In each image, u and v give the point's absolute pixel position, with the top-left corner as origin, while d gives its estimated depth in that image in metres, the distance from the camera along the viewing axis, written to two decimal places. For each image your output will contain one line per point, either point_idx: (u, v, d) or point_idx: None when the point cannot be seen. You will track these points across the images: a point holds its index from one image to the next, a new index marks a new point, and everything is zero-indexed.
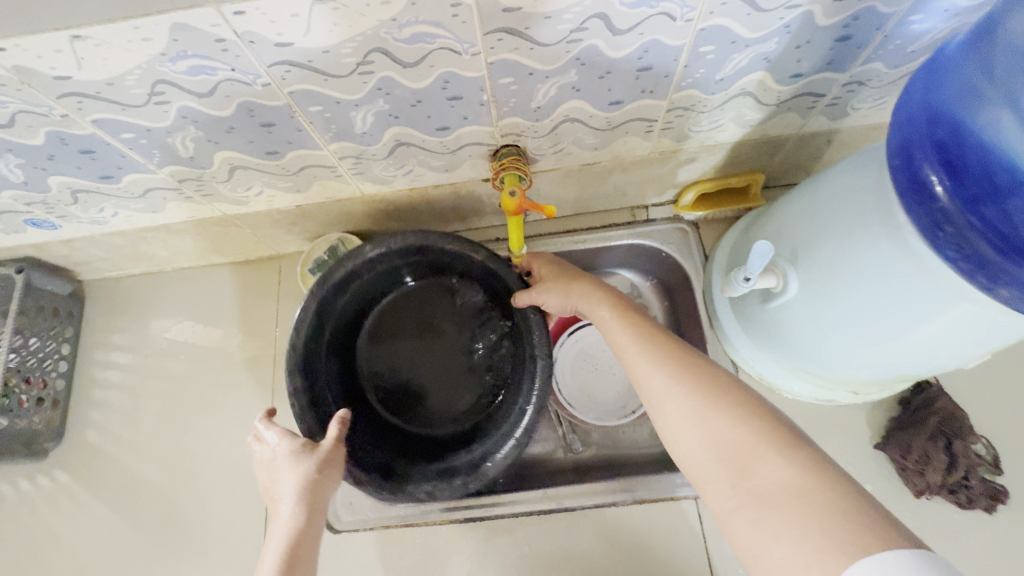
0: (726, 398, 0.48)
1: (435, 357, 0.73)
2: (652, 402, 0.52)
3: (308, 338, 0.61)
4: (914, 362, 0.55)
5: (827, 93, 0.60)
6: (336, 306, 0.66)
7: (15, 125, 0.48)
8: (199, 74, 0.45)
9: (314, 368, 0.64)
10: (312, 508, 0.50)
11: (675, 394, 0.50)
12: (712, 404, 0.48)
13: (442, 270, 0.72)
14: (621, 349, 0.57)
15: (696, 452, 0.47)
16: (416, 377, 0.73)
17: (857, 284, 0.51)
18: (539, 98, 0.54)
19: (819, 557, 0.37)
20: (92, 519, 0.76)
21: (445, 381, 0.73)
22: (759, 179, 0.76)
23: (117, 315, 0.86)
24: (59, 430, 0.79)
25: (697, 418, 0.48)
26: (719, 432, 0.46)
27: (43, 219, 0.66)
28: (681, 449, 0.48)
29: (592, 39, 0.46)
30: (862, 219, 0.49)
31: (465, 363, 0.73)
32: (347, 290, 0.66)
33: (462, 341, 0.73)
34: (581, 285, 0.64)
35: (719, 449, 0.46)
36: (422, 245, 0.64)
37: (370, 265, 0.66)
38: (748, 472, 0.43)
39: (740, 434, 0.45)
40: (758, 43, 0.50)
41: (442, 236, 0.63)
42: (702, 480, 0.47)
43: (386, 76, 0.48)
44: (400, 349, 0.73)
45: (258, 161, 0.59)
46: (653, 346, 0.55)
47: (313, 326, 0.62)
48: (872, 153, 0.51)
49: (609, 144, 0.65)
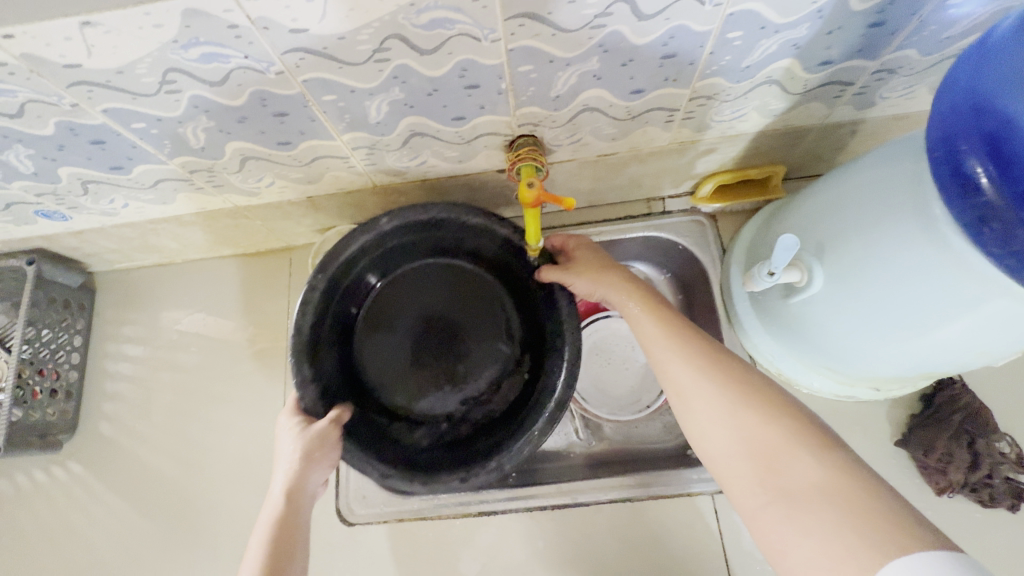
0: (761, 396, 0.47)
1: (446, 341, 0.69)
2: (679, 396, 0.51)
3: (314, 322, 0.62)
4: (942, 360, 0.54)
5: (855, 82, 0.57)
6: (338, 290, 0.65)
7: (25, 115, 0.47)
8: (211, 62, 0.44)
9: (318, 353, 0.64)
10: (295, 489, 0.53)
11: (704, 390, 0.49)
12: (743, 401, 0.47)
13: (459, 250, 0.71)
14: (647, 341, 0.55)
15: (724, 448, 0.46)
16: (421, 364, 0.69)
17: (888, 277, 0.50)
18: (558, 87, 0.52)
19: (849, 556, 0.36)
20: (107, 509, 0.77)
21: (456, 367, 0.69)
22: (779, 170, 0.74)
23: (127, 307, 0.85)
24: (72, 421, 0.79)
25: (728, 414, 0.47)
26: (749, 428, 0.45)
27: (53, 210, 0.66)
28: (708, 444, 0.48)
29: (617, 25, 0.45)
30: (894, 214, 0.48)
31: (480, 347, 0.70)
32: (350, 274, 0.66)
33: (475, 324, 0.70)
34: (608, 272, 0.61)
35: (749, 446, 0.45)
36: (441, 219, 0.64)
37: (378, 244, 0.66)
38: (779, 470, 0.42)
39: (771, 431, 0.44)
40: (788, 28, 0.48)
41: (462, 207, 0.63)
42: (729, 477, 0.46)
43: (402, 64, 0.46)
44: (405, 333, 0.70)
45: (270, 151, 0.58)
46: (681, 339, 0.53)
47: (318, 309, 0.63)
48: (905, 143, 0.50)
49: (627, 134, 0.63)
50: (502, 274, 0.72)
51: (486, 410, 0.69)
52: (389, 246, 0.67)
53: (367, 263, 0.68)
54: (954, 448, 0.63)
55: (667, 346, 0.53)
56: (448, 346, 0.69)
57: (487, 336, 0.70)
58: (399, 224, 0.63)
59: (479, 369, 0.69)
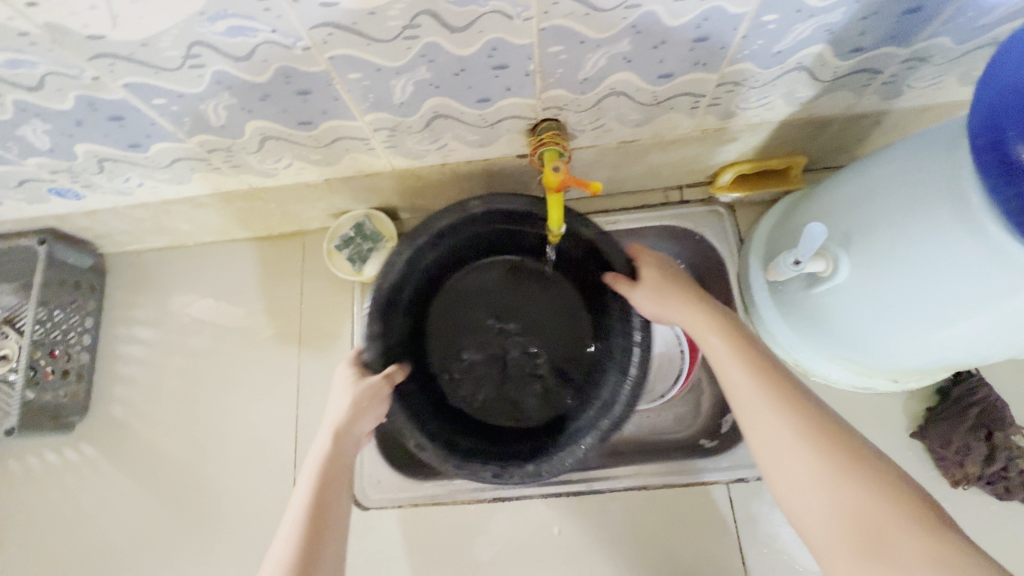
0: (865, 463, 0.43)
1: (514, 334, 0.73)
2: (770, 454, 0.46)
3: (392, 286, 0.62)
4: (967, 353, 0.54)
5: (885, 70, 0.57)
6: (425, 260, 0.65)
7: (44, 88, 0.46)
8: (237, 36, 0.43)
9: (390, 321, 0.64)
10: (342, 435, 0.53)
11: (802, 452, 0.44)
12: (848, 469, 0.43)
13: (541, 247, 0.72)
14: (734, 390, 0.50)
15: (823, 519, 0.42)
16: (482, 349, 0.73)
17: (919, 265, 0.49)
18: (586, 69, 0.51)
19: None
20: (120, 492, 0.76)
21: (520, 363, 0.73)
22: (800, 161, 0.73)
23: (138, 289, 0.84)
24: (83, 403, 0.79)
25: (831, 484, 0.42)
26: (855, 500, 0.41)
27: (67, 189, 0.65)
28: (803, 512, 0.43)
29: (652, 5, 0.44)
30: (928, 204, 0.47)
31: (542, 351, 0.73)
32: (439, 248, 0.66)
33: (541, 325, 0.74)
34: (693, 307, 0.57)
35: (853, 520, 0.41)
36: (528, 212, 0.62)
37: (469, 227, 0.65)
38: (889, 550, 0.39)
39: (878, 505, 0.41)
40: (824, 12, 0.47)
41: (552, 204, 0.61)
42: (824, 549, 0.42)
43: (431, 42, 0.45)
44: (478, 316, 0.74)
45: (291, 131, 0.57)
46: (779, 394, 0.48)
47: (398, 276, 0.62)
48: (939, 132, 0.49)
49: (652, 121, 0.62)
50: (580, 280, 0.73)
51: (540, 411, 0.71)
52: (478, 229, 0.66)
53: (459, 239, 0.67)
54: (970, 440, 0.63)
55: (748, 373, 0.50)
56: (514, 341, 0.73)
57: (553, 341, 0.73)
58: (486, 211, 0.61)
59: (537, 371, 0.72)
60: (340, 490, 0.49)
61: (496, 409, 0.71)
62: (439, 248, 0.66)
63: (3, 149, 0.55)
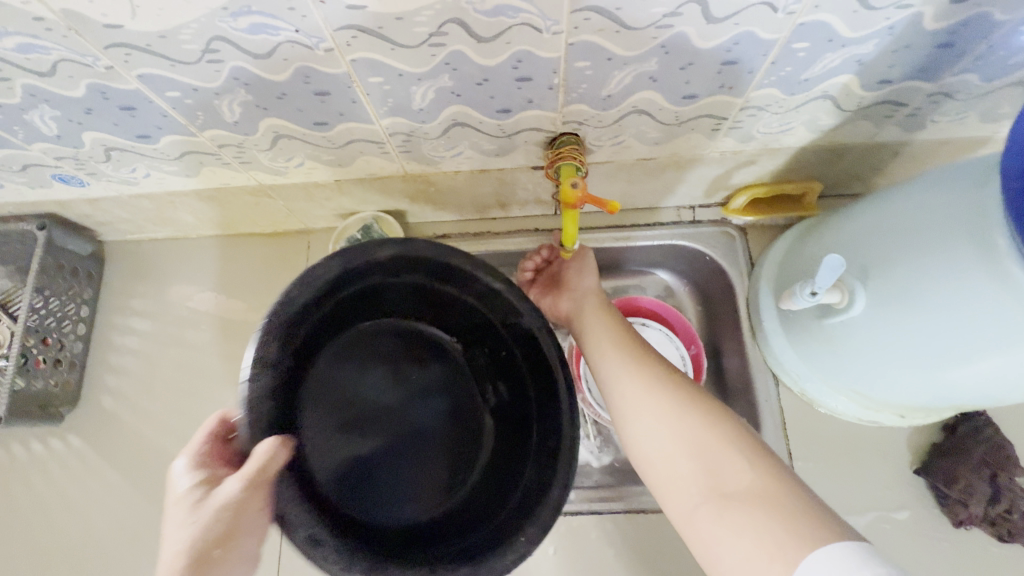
0: (692, 404, 0.50)
1: (404, 389, 0.60)
2: (630, 408, 0.53)
3: (295, 314, 0.47)
4: (973, 394, 0.54)
5: (910, 102, 0.56)
6: (355, 286, 0.53)
7: (56, 74, 0.45)
8: (259, 32, 0.42)
9: (280, 354, 0.47)
10: None
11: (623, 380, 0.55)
12: (656, 389, 0.52)
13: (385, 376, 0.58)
14: (602, 355, 0.58)
15: (674, 464, 0.48)
16: (383, 391, 0.59)
17: (940, 307, 0.48)
18: (611, 86, 0.50)
19: (765, 532, 0.41)
20: (104, 486, 0.74)
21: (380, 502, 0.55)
22: (816, 187, 0.72)
23: (137, 279, 0.83)
24: (74, 393, 0.77)
25: (672, 416, 0.50)
26: (685, 430, 0.49)
27: (71, 175, 0.63)
28: (655, 456, 0.50)
29: (684, 26, 0.43)
30: (952, 242, 0.46)
31: (416, 427, 0.59)
32: (399, 279, 0.55)
33: (447, 390, 0.62)
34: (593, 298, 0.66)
35: (692, 450, 0.48)
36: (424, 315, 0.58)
37: (441, 276, 0.54)
38: (718, 475, 0.46)
39: (708, 438, 0.48)
40: (856, 43, 0.46)
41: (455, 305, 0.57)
42: (666, 482, 0.48)
43: (457, 51, 0.45)
44: (372, 372, 0.59)
45: (306, 131, 0.56)
46: (626, 351, 0.57)
47: (309, 300, 0.48)
48: (966, 169, 0.48)
49: (671, 140, 0.61)
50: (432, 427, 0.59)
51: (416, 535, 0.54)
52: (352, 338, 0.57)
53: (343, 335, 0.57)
54: (975, 480, 0.62)
55: (659, 415, 0.51)
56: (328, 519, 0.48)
57: (404, 470, 0.58)
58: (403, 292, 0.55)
59: (392, 460, 0.58)
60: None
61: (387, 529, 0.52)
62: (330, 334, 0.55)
63: (8, 132, 0.54)
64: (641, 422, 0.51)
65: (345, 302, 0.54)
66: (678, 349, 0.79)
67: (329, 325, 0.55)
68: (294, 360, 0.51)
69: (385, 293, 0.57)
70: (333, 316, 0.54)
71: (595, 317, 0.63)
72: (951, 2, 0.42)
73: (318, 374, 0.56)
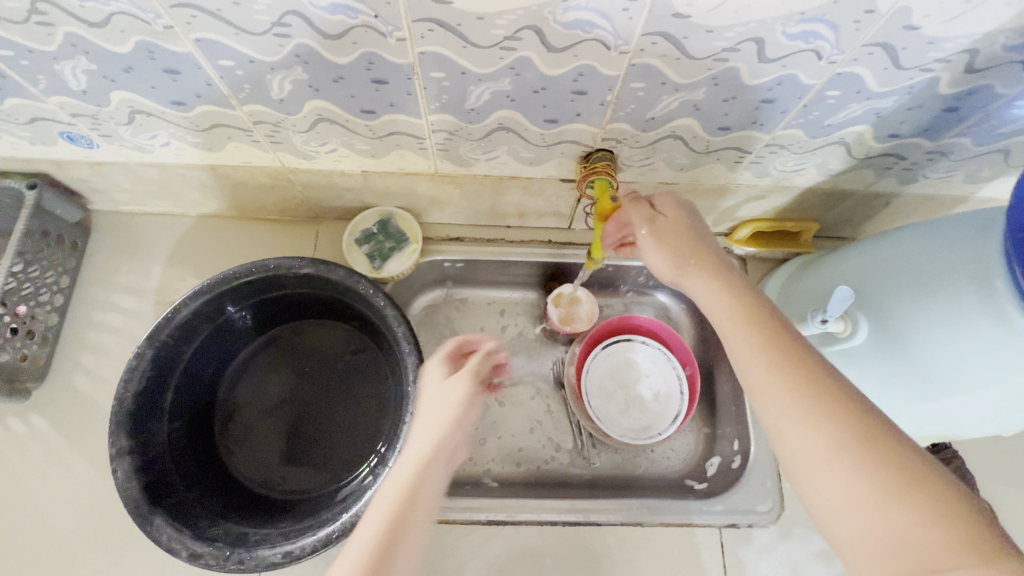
0: (902, 479, 0.34)
1: (292, 385, 0.71)
2: (797, 466, 0.38)
3: (141, 394, 0.58)
4: (948, 426, 0.59)
5: (909, 157, 0.62)
6: (190, 345, 0.63)
7: (107, 27, 0.43)
8: (337, 13, 0.42)
9: (151, 426, 0.59)
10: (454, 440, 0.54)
11: (789, 421, 0.38)
12: (841, 448, 0.36)
13: (275, 382, 0.72)
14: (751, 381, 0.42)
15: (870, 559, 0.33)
16: (280, 393, 0.71)
17: (938, 343, 0.53)
18: (656, 110, 0.53)
19: None
20: (67, 473, 0.68)
21: (312, 472, 0.67)
22: (812, 227, 0.78)
23: (126, 252, 0.77)
24: (43, 368, 0.71)
25: (868, 500, 0.34)
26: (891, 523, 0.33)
27: (81, 135, 0.60)
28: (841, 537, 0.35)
29: (738, 62, 0.46)
30: (953, 283, 0.52)
31: (312, 405, 0.70)
32: (225, 314, 0.65)
33: (329, 369, 0.72)
34: (724, 298, 0.46)
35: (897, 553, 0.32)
36: (288, 307, 0.70)
37: (269, 285, 0.65)
38: None
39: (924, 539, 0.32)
40: (879, 97, 0.51)
41: (290, 278, 0.64)
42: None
43: (526, 57, 0.46)
44: (273, 380, 0.72)
45: (350, 118, 0.56)
46: (791, 379, 0.40)
47: (159, 355, 0.59)
48: (961, 221, 0.55)
49: (696, 166, 0.65)
50: (319, 409, 0.70)
51: (332, 472, 0.67)
52: (247, 355, 0.72)
53: (209, 367, 0.68)
54: None
55: (847, 490, 0.35)
56: (281, 475, 0.67)
57: (320, 443, 0.69)
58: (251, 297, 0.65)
59: (313, 441, 0.69)
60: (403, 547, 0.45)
61: (314, 463, 0.68)
62: (205, 373, 0.67)
63: (29, 81, 0.51)
64: (822, 507, 0.36)
65: (193, 360, 0.65)
66: (675, 368, 0.81)
67: (194, 381, 0.66)
68: (178, 424, 0.63)
69: (242, 330, 0.69)
70: (191, 377, 0.65)
71: (745, 346, 0.43)
72: (964, 72, 0.48)
73: (230, 402, 0.70)
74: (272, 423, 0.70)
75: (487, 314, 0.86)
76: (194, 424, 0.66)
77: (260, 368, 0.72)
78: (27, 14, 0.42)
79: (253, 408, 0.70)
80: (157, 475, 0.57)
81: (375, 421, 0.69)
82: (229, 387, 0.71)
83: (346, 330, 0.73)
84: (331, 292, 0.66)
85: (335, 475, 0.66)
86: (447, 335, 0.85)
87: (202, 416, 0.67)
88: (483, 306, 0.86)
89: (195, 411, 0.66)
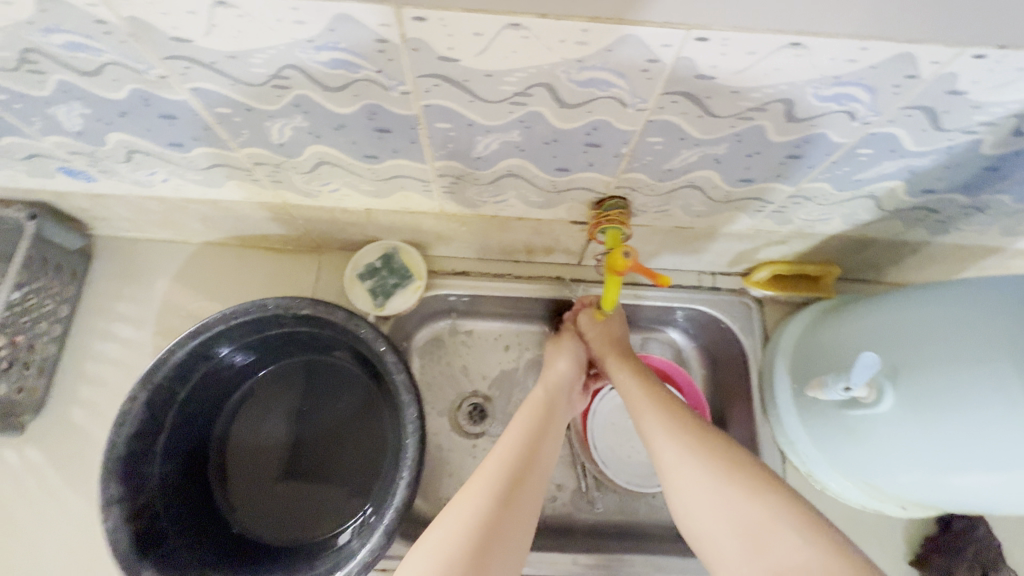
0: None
1: (291, 424, 0.69)
2: None
3: (134, 439, 0.56)
4: (977, 503, 0.55)
5: (943, 211, 0.58)
6: (186, 385, 0.62)
7: (100, 75, 0.41)
8: (338, 68, 0.39)
9: (144, 470, 0.57)
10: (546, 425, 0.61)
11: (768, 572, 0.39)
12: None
13: (275, 419, 0.69)
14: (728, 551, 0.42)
15: None
16: (279, 432, 0.69)
17: (968, 421, 0.50)
18: (674, 162, 0.50)
19: None
20: (60, 510, 0.67)
21: (310, 519, 0.65)
22: (834, 271, 0.75)
23: (127, 280, 0.76)
24: (39, 400, 0.70)
25: None
26: None
27: (79, 170, 0.58)
28: None
29: (764, 121, 0.43)
30: (990, 359, 0.48)
31: (312, 445, 0.68)
32: (222, 352, 0.63)
33: (329, 408, 0.69)
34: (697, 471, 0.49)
35: None
36: (288, 342, 0.68)
37: (269, 324, 0.63)
38: None
39: None
40: (915, 156, 0.48)
41: (290, 318, 0.62)
42: None
43: (536, 111, 0.44)
44: (272, 418, 0.69)
45: (353, 161, 0.53)
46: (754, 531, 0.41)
47: (152, 398, 0.57)
48: (1003, 288, 0.51)
49: (714, 214, 0.62)
50: (317, 450, 0.68)
51: (328, 519, 0.65)
52: (247, 390, 0.70)
53: (207, 402, 0.66)
54: None
55: None
56: (277, 520, 0.65)
57: (318, 487, 0.66)
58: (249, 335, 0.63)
59: (312, 484, 0.67)
60: (539, 458, 0.56)
61: (311, 507, 0.66)
62: (203, 409, 0.66)
63: (23, 122, 0.49)
64: None
65: (190, 399, 0.63)
66: None
67: (191, 417, 0.64)
68: (173, 466, 0.62)
69: (240, 365, 0.67)
70: (187, 415, 0.63)
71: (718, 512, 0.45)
72: (1011, 134, 0.44)
73: (229, 436, 0.68)
74: (270, 463, 0.68)
75: (492, 349, 0.83)
76: (189, 464, 0.64)
77: (260, 404, 0.70)
78: (17, 63, 0.40)
79: (251, 446, 0.68)
80: (149, 523, 0.56)
81: (374, 465, 0.67)
82: (228, 423, 0.68)
83: (347, 367, 0.70)
84: (329, 332, 0.63)
85: (331, 522, 0.65)
86: (451, 369, 0.82)
87: (198, 454, 0.66)
88: (488, 340, 0.84)
89: (192, 447, 0.65)
